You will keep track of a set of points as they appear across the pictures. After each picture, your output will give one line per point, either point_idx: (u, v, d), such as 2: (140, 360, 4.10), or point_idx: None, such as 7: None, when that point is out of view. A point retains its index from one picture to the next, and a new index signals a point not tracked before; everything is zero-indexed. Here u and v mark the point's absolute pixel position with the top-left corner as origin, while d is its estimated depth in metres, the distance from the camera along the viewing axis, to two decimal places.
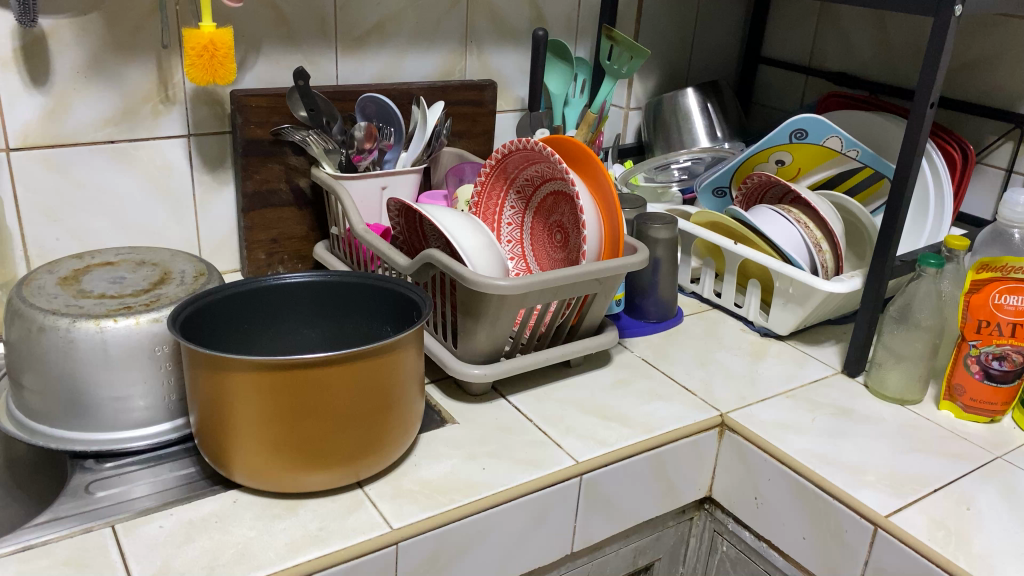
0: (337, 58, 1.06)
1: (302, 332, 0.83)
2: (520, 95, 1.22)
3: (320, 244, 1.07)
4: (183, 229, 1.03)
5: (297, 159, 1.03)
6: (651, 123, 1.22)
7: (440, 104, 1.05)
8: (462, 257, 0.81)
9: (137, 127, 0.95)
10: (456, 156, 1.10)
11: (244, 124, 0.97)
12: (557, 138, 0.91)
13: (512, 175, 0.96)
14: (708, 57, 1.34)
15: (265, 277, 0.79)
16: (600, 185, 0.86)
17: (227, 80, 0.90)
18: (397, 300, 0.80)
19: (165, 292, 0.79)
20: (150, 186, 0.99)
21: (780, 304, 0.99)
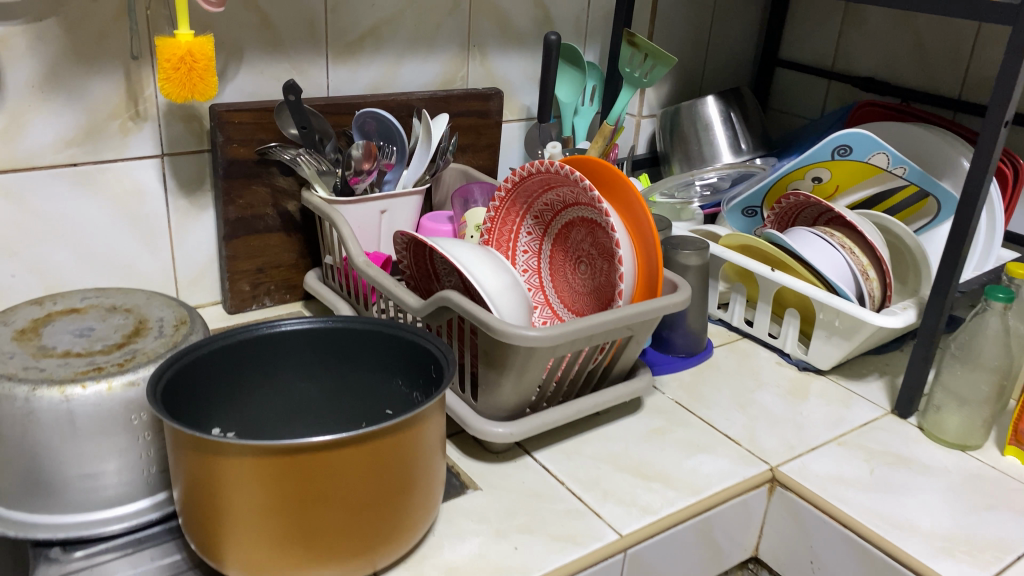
0: (329, 66, 0.95)
1: (299, 384, 0.73)
2: (526, 104, 1.12)
3: (312, 273, 0.97)
4: (157, 259, 0.92)
5: (285, 180, 0.92)
6: (667, 133, 1.12)
7: (444, 116, 0.95)
8: (486, 302, 0.71)
9: (104, 147, 0.84)
10: (461, 172, 1.01)
11: (226, 142, 0.86)
12: (582, 159, 0.82)
13: (529, 199, 0.86)
14: (725, 60, 1.24)
15: (258, 327, 0.69)
16: (634, 214, 0.77)
17: (208, 96, 0.79)
18: (411, 353, 0.70)
19: (141, 346, 0.68)
20: (119, 212, 0.88)
21: (822, 336, 0.90)
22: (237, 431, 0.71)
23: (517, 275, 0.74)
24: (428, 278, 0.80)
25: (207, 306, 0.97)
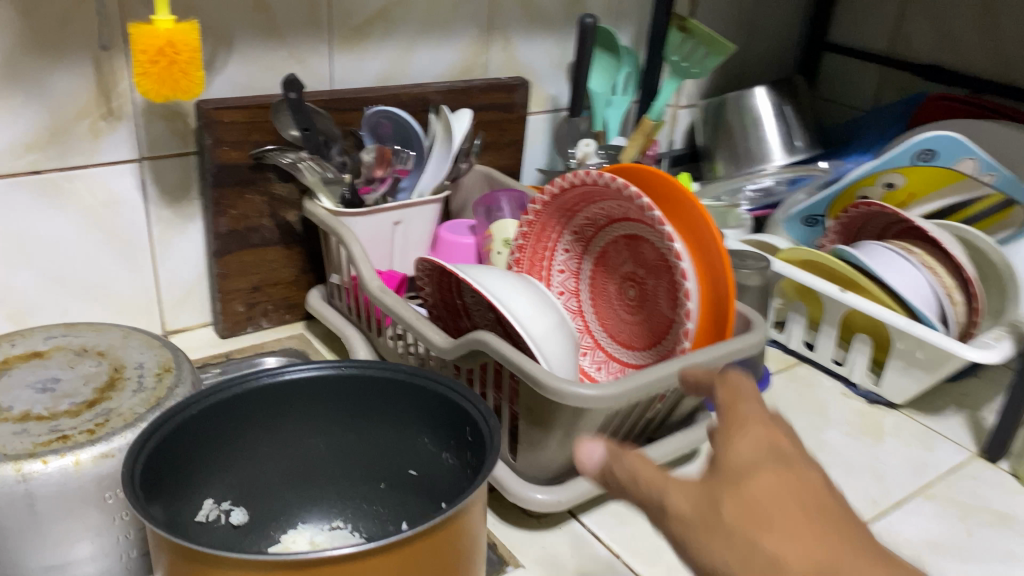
0: (333, 54, 0.82)
1: (306, 441, 0.61)
2: (552, 93, 1.00)
3: (314, 291, 0.84)
4: (136, 278, 0.80)
5: (284, 187, 0.80)
6: (709, 125, 1.02)
7: (466, 111, 0.82)
8: (530, 349, 0.59)
9: (71, 151, 0.73)
10: (483, 176, 0.88)
11: (215, 145, 0.74)
12: (631, 168, 0.70)
13: (566, 213, 0.75)
14: (768, 45, 1.12)
15: (255, 378, 0.58)
16: (701, 237, 0.65)
17: (193, 94, 0.67)
18: (440, 407, 0.58)
19: (116, 406, 0.56)
20: (91, 225, 0.76)
21: (898, 367, 0.79)
22: (234, 501, 0.59)
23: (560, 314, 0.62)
24: (457, 312, 0.69)
25: (195, 329, 0.85)
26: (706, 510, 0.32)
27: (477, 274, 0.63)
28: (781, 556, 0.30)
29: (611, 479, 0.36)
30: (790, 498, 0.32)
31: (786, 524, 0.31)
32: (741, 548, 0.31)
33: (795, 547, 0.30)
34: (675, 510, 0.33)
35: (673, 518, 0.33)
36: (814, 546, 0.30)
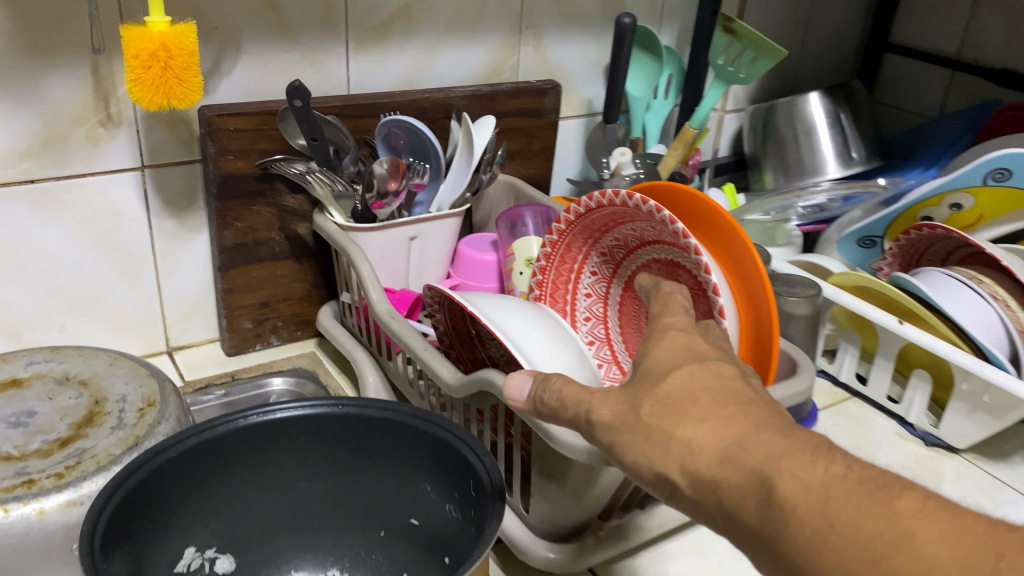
0: (350, 56, 0.77)
1: (301, 483, 0.56)
2: (587, 96, 0.94)
3: (327, 309, 0.79)
4: (138, 291, 0.76)
5: (294, 199, 0.75)
6: (757, 133, 0.95)
7: (489, 117, 0.77)
8: None
9: (68, 160, 0.68)
10: (509, 186, 0.83)
11: (219, 154, 0.70)
12: (666, 188, 0.63)
13: (593, 234, 0.69)
14: (824, 45, 1.04)
15: (241, 417, 0.53)
16: (743, 268, 0.58)
17: (190, 101, 0.62)
18: (443, 455, 0.53)
19: (90, 446, 0.51)
20: (90, 237, 0.72)
21: (961, 410, 0.71)
22: (219, 548, 0.55)
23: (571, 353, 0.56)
24: (473, 340, 0.63)
25: (201, 344, 0.82)
26: (628, 415, 0.38)
27: (488, 306, 0.57)
28: (696, 445, 0.34)
29: (539, 405, 0.43)
30: (704, 394, 0.37)
31: (698, 412, 0.36)
32: (660, 443, 0.36)
33: (706, 435, 0.35)
34: (603, 423, 0.39)
35: (602, 429, 0.39)
36: (722, 429, 0.34)
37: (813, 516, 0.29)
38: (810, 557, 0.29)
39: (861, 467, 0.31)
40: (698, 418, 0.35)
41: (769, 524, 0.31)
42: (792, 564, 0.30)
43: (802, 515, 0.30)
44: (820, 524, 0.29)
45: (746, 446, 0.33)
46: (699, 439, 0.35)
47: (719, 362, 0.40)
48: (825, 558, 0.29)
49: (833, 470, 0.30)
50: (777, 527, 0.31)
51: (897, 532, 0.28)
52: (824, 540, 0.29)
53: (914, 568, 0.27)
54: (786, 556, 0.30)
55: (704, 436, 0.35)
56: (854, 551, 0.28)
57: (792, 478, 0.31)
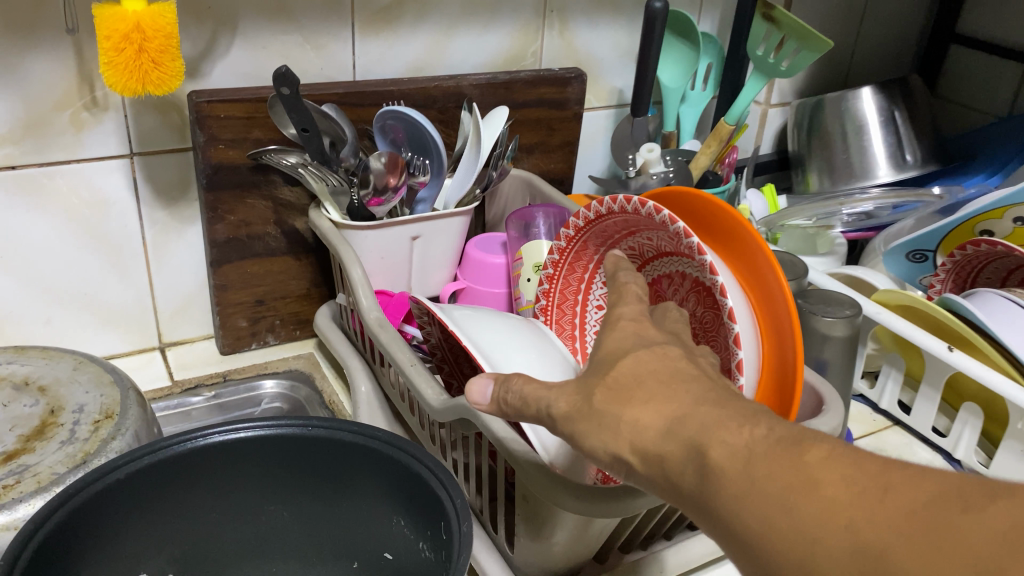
0: (356, 39, 0.72)
1: (267, 508, 0.52)
2: (618, 86, 0.87)
3: (325, 310, 0.74)
4: (128, 285, 0.73)
5: (291, 192, 0.71)
6: (803, 129, 0.87)
7: (502, 108, 0.71)
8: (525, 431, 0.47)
9: (51, 146, 0.64)
10: (524, 182, 0.78)
11: (208, 143, 0.65)
12: (687, 195, 0.57)
13: (606, 240, 0.63)
14: (882, 34, 0.95)
15: (199, 436, 0.49)
16: (767, 289, 0.52)
17: (169, 88, 0.57)
18: (414, 487, 0.48)
19: (34, 462, 0.47)
20: (75, 228, 0.68)
21: (1014, 450, 0.63)
22: None
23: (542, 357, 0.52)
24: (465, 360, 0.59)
25: (196, 341, 0.78)
26: (581, 405, 0.33)
27: (472, 326, 0.51)
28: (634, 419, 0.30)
29: (504, 410, 0.37)
30: (650, 374, 0.32)
31: (644, 394, 0.31)
32: (610, 427, 0.31)
33: (648, 412, 0.30)
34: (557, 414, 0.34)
35: (559, 424, 0.33)
36: (665, 404, 0.30)
37: (735, 476, 0.27)
38: (735, 517, 0.26)
39: (784, 426, 0.28)
40: (644, 400, 0.31)
41: (697, 485, 0.28)
42: (721, 527, 0.27)
43: (728, 478, 0.27)
44: (743, 483, 0.26)
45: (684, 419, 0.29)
46: (638, 414, 0.30)
47: (666, 343, 0.34)
48: (748, 518, 0.26)
49: (756, 434, 0.27)
50: (708, 491, 0.28)
51: (806, 481, 0.25)
52: (746, 497, 0.26)
53: (821, 513, 0.24)
54: (715, 516, 0.27)
55: (645, 411, 0.30)
56: (771, 504, 0.25)
57: (723, 443, 0.27)
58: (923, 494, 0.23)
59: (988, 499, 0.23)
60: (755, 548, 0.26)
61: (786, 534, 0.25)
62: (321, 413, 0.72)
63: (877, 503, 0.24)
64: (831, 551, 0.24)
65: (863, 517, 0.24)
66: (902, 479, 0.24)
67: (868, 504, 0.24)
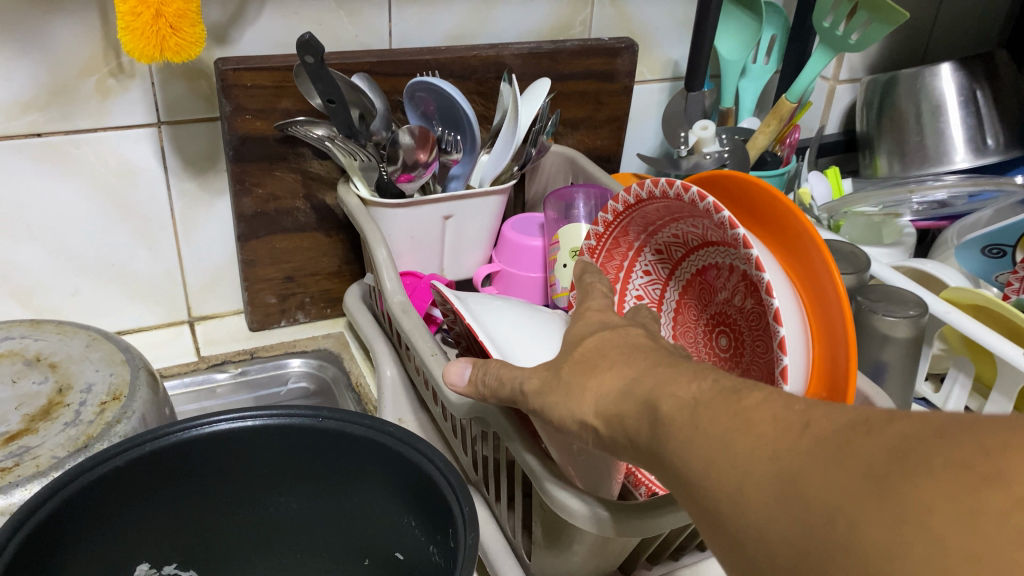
0: (393, 5, 0.68)
1: (276, 499, 0.50)
2: (673, 58, 0.82)
3: (355, 290, 0.71)
4: (157, 257, 0.71)
5: (321, 165, 0.68)
6: (873, 109, 0.81)
7: (544, 80, 0.66)
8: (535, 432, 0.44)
9: (76, 113, 0.62)
10: (566, 160, 0.75)
11: (235, 113, 0.62)
12: (737, 179, 0.52)
13: (647, 227, 0.59)
14: (966, 6, 0.87)
15: (202, 424, 0.46)
16: (820, 286, 0.47)
17: (190, 55, 0.55)
18: (422, 487, 0.45)
19: (35, 445, 0.46)
20: (103, 198, 0.66)
21: None
22: (179, 566, 0.49)
23: (547, 325, 0.50)
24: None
25: (226, 316, 0.77)
26: (549, 379, 0.35)
27: (493, 318, 0.49)
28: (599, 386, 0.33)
29: (479, 389, 0.40)
30: (613, 348, 0.34)
31: (607, 363, 0.33)
32: (575, 394, 0.33)
33: (609, 378, 0.32)
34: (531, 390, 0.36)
35: (528, 396, 0.36)
36: (623, 369, 0.32)
37: (681, 425, 0.27)
38: (681, 462, 0.27)
39: (729, 376, 0.29)
40: (606, 369, 0.33)
41: (653, 442, 0.29)
42: (674, 477, 0.27)
43: (675, 428, 0.27)
44: (687, 431, 0.27)
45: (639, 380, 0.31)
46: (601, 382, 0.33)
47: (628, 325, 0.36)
48: (688, 459, 0.26)
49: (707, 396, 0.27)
50: (668, 453, 0.28)
51: (739, 423, 0.25)
52: (689, 443, 0.27)
53: (749, 449, 0.24)
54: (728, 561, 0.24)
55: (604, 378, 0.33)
56: (707, 444, 0.26)
57: (671, 398, 0.28)
58: (834, 423, 0.23)
59: (886, 420, 0.22)
60: (699, 492, 0.26)
61: (720, 470, 0.25)
62: (348, 394, 0.71)
63: (795, 433, 0.24)
64: (756, 482, 0.24)
65: (782, 445, 0.24)
66: (822, 413, 0.24)
67: (787, 437, 0.24)
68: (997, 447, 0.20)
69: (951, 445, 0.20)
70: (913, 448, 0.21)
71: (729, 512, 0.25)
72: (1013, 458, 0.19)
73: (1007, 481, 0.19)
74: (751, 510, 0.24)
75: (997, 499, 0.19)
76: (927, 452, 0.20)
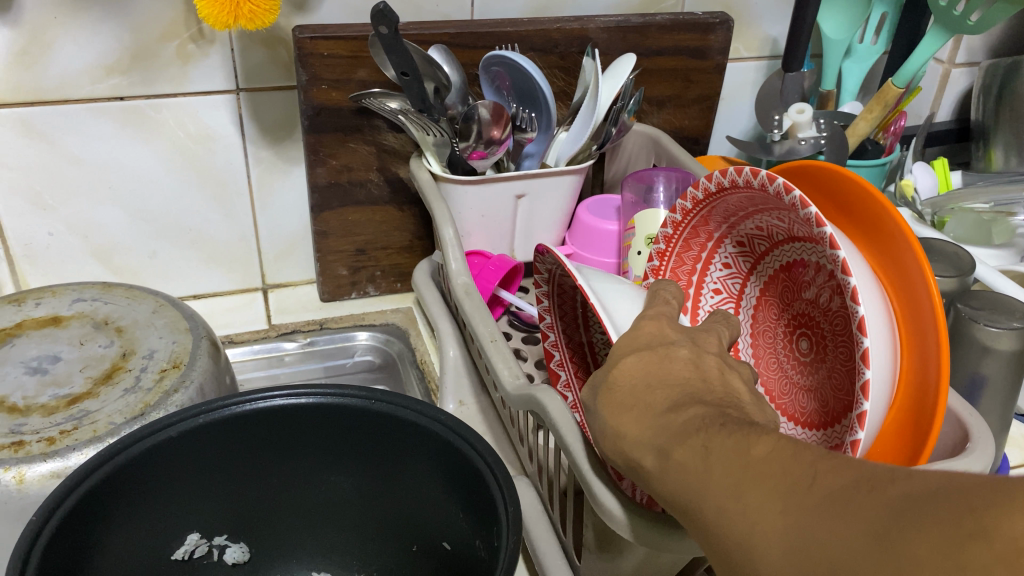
0: None
1: (328, 478, 0.49)
2: (773, 34, 0.76)
3: (425, 265, 0.69)
4: (233, 224, 0.71)
5: (396, 138, 0.67)
6: (991, 96, 0.75)
7: (629, 55, 0.63)
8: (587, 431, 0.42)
9: (157, 78, 0.62)
10: (650, 139, 0.72)
11: (311, 82, 0.62)
12: (827, 170, 0.48)
13: (729, 217, 0.55)
14: None
15: (255, 400, 0.46)
16: (915, 293, 0.43)
17: (263, 23, 0.54)
18: (469, 480, 0.43)
19: (94, 409, 0.46)
20: (180, 163, 0.67)
21: None
22: (229, 537, 0.50)
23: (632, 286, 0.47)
24: (578, 318, 0.56)
25: (298, 285, 0.77)
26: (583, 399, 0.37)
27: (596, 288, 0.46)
28: (622, 431, 0.32)
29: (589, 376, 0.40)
30: (642, 380, 0.34)
31: (626, 400, 0.33)
32: (599, 422, 0.34)
33: (626, 421, 0.32)
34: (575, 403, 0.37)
35: None
36: (641, 414, 0.32)
37: (694, 472, 0.28)
38: (696, 508, 0.27)
39: (735, 421, 0.28)
40: (623, 409, 0.33)
41: (668, 484, 0.29)
42: (691, 520, 0.28)
43: (689, 474, 0.28)
44: (700, 478, 0.27)
45: (667, 424, 0.31)
46: (623, 427, 0.32)
47: (674, 343, 0.35)
48: (703, 505, 0.27)
49: (726, 440, 0.27)
50: (698, 495, 0.27)
51: (751, 474, 0.25)
52: (703, 490, 0.27)
53: (761, 502, 0.25)
54: None
55: (629, 422, 0.32)
56: (721, 493, 0.26)
57: (699, 434, 0.29)
58: (840, 479, 0.23)
59: (889, 480, 0.22)
60: (719, 539, 0.26)
61: (733, 519, 0.25)
62: (413, 371, 0.70)
63: (803, 489, 0.24)
64: (765, 533, 0.24)
65: (792, 501, 0.24)
66: (829, 468, 0.24)
67: (797, 491, 0.24)
68: (982, 506, 0.20)
69: (941, 506, 0.21)
70: (910, 509, 0.21)
71: (742, 562, 0.25)
72: (999, 515, 0.19)
73: (989, 537, 0.19)
74: (761, 560, 0.24)
75: (982, 553, 0.19)
76: (922, 511, 0.21)
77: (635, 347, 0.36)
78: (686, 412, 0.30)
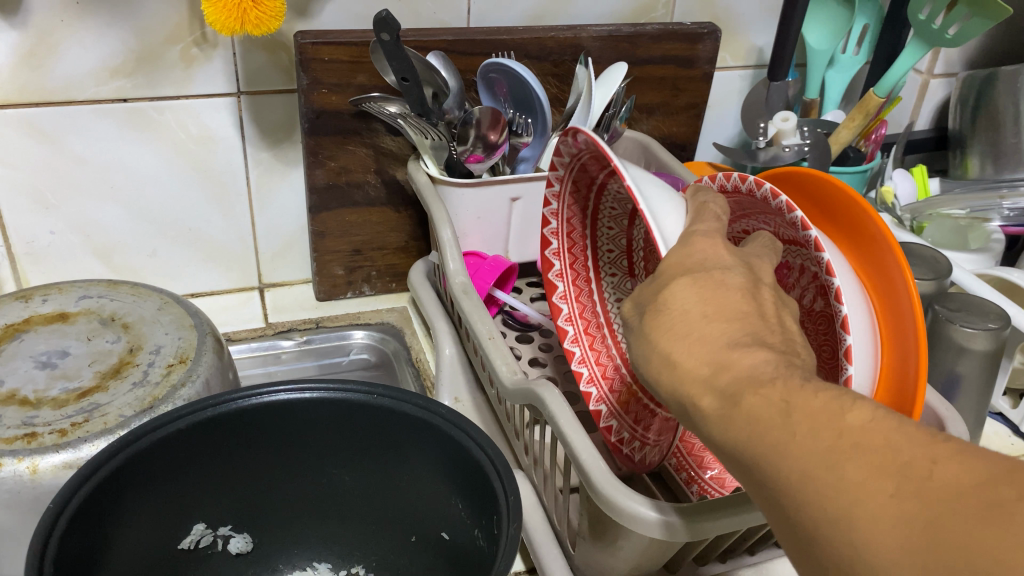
0: None
1: (331, 470, 0.51)
2: (758, 45, 0.79)
3: (420, 266, 0.71)
4: (232, 223, 0.73)
5: (394, 141, 0.69)
6: (968, 108, 0.78)
7: (620, 64, 0.65)
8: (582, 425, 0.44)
9: (161, 80, 0.63)
10: (639, 146, 0.74)
11: (312, 87, 0.63)
12: (811, 176, 0.51)
13: None
14: None
15: (261, 393, 0.47)
16: (895, 293, 0.45)
17: (268, 29, 0.56)
18: (469, 470, 0.45)
19: (105, 402, 0.48)
20: (182, 163, 0.68)
21: None
22: (234, 527, 0.51)
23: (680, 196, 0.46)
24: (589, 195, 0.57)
25: (295, 285, 0.79)
26: None
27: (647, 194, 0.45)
28: None
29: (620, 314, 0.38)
30: None
31: None
32: None
33: None
34: None
35: None
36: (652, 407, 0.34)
37: (770, 422, 0.28)
38: (773, 460, 0.27)
39: None
40: None
41: (730, 429, 0.29)
42: (757, 473, 0.28)
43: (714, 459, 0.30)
44: (782, 434, 0.27)
45: (729, 364, 0.30)
46: (672, 362, 0.32)
47: (723, 273, 0.35)
48: (785, 464, 0.27)
49: (814, 400, 0.27)
50: None
51: (847, 448, 0.26)
52: (785, 449, 0.27)
53: (862, 479, 0.25)
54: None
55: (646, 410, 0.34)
56: (812, 456, 0.26)
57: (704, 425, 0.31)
58: (974, 475, 0.23)
59: None
60: (802, 502, 0.26)
61: (827, 489, 0.25)
62: (408, 370, 0.72)
63: (924, 477, 0.24)
64: (875, 508, 0.24)
65: (908, 488, 0.24)
66: (949, 455, 0.24)
67: (913, 479, 0.24)
68: None
69: None
70: None
71: (829, 529, 0.25)
72: None
73: None
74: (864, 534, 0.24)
75: None
76: None
77: (683, 271, 0.36)
78: (748, 356, 0.30)
